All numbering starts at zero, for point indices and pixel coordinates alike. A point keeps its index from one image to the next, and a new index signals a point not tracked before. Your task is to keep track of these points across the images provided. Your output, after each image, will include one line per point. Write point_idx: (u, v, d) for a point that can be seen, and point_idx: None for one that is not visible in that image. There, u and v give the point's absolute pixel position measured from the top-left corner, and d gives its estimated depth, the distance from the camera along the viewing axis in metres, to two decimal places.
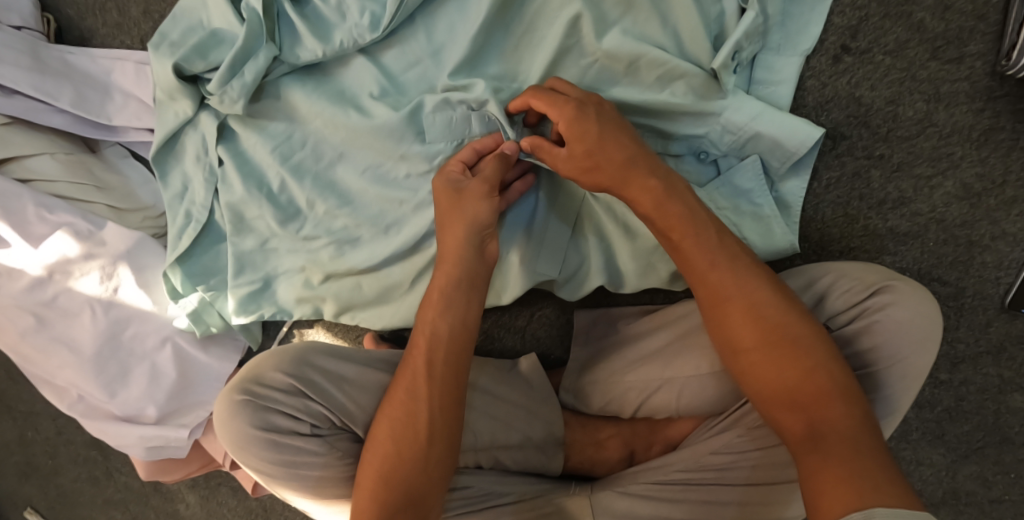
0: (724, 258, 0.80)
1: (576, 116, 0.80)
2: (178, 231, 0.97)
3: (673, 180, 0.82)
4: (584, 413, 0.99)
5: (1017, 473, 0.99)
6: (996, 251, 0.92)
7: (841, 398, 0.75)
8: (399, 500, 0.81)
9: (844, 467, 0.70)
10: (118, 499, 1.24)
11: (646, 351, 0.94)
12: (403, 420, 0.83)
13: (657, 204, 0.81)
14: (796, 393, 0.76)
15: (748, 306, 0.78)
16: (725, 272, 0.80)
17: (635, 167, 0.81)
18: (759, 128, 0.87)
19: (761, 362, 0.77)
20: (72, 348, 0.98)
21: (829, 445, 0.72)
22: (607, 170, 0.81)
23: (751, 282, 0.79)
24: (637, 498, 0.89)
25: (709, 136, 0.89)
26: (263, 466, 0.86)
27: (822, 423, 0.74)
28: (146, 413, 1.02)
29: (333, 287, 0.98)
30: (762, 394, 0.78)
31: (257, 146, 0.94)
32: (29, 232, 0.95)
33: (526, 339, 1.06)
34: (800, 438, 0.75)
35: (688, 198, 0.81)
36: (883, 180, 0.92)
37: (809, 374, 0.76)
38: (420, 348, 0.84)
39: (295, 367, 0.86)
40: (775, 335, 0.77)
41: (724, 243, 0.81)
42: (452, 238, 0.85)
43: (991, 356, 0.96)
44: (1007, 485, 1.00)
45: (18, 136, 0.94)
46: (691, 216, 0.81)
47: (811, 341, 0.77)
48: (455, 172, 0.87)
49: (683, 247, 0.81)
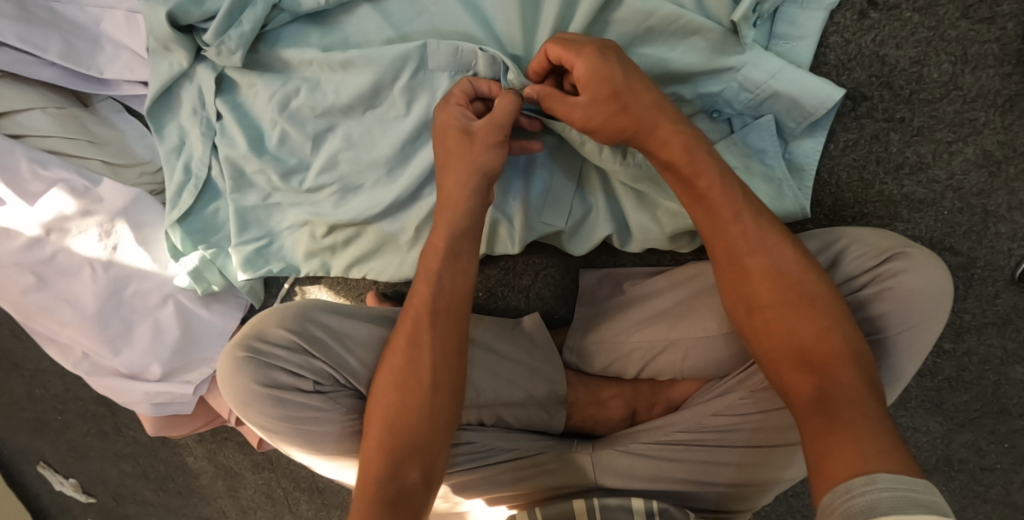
0: (747, 210, 0.80)
1: (597, 61, 0.77)
2: (177, 188, 0.95)
3: (696, 134, 0.81)
4: (587, 374, 0.98)
5: (1010, 443, 1.04)
6: (1012, 222, 0.91)
7: (853, 362, 0.75)
8: (401, 448, 0.82)
9: (849, 430, 0.70)
10: (129, 453, 1.26)
11: (654, 310, 0.92)
12: (406, 365, 0.84)
13: (686, 149, 0.79)
14: (807, 353, 0.76)
15: (765, 265, 0.79)
16: (749, 225, 0.79)
17: (663, 111, 0.80)
18: (778, 87, 0.84)
19: (777, 319, 0.78)
20: (75, 306, 0.96)
21: (834, 408, 0.72)
22: (631, 114, 0.79)
23: (771, 239, 0.79)
24: (638, 457, 0.90)
25: (724, 93, 0.86)
26: (268, 422, 0.86)
27: (831, 385, 0.74)
28: (151, 370, 1.00)
29: (338, 237, 0.97)
30: (773, 352, 0.78)
31: (257, 96, 0.91)
32: (24, 190, 0.92)
33: (531, 298, 1.03)
34: (807, 401, 0.74)
35: (709, 150, 0.80)
36: (902, 144, 0.89)
37: (823, 333, 0.76)
38: (422, 296, 0.85)
39: (298, 323, 0.86)
40: (793, 294, 0.78)
41: (747, 200, 0.80)
42: (448, 177, 0.84)
43: (996, 327, 0.97)
44: (999, 455, 1.06)
45: (9, 91, 0.91)
46: (715, 166, 0.80)
47: (828, 301, 0.78)
48: (459, 104, 0.84)
49: (708, 196, 0.80)
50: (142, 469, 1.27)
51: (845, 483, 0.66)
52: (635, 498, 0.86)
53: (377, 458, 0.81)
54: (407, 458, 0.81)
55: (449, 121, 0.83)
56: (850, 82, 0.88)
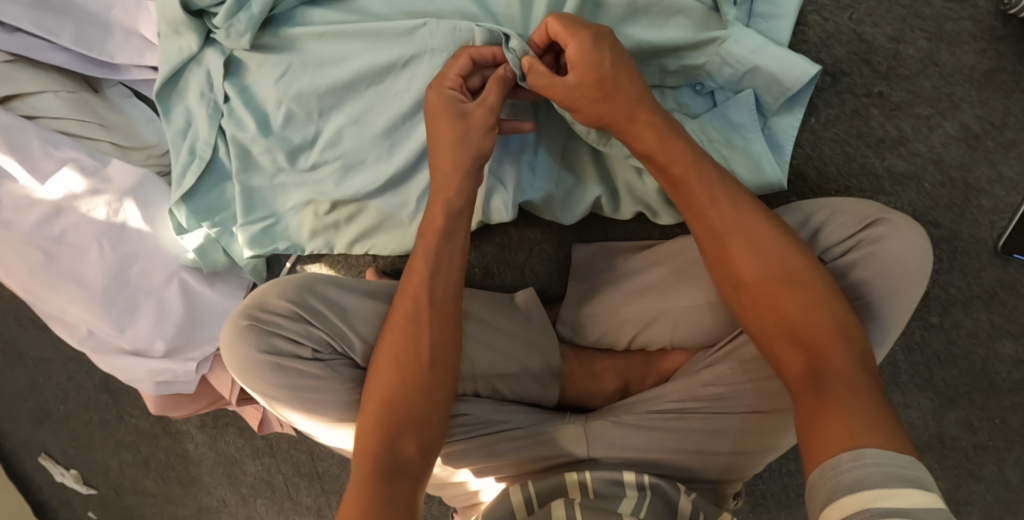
0: (724, 195, 0.83)
1: (589, 45, 0.81)
2: (183, 168, 0.98)
3: (673, 122, 0.85)
4: (580, 345, 1.00)
5: (1000, 418, 1.07)
6: (993, 195, 0.93)
7: (842, 335, 0.76)
8: (396, 422, 0.83)
9: (841, 406, 0.71)
10: (130, 441, 1.28)
11: (643, 284, 0.94)
12: (407, 340, 0.86)
13: (660, 139, 0.83)
14: (795, 328, 0.77)
15: (745, 241, 0.81)
16: (725, 208, 0.82)
17: (642, 104, 0.83)
18: (758, 62, 0.87)
19: (761, 296, 0.79)
20: (81, 283, 0.99)
21: (824, 384, 0.73)
22: (615, 101, 0.83)
23: (750, 221, 0.82)
24: (631, 428, 0.92)
25: (708, 66, 0.89)
26: (268, 389, 0.88)
27: (822, 360, 0.75)
28: (155, 347, 1.02)
29: (342, 214, 1.00)
30: (765, 327, 0.80)
31: (264, 78, 0.95)
32: (36, 168, 0.95)
33: (526, 274, 1.05)
34: (799, 376, 0.76)
35: (687, 139, 0.84)
36: (883, 118, 0.91)
37: (809, 308, 0.78)
38: (419, 274, 0.87)
39: (298, 293, 0.89)
40: (774, 272, 0.79)
41: (722, 182, 0.83)
42: (444, 159, 0.86)
43: (983, 301, 0.99)
44: (990, 432, 1.08)
45: (22, 74, 0.95)
46: (690, 155, 0.83)
47: (809, 276, 0.79)
48: (451, 88, 0.86)
49: (685, 183, 0.83)
50: (142, 458, 1.29)
51: (833, 459, 0.67)
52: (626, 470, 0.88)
53: (372, 433, 0.83)
54: (403, 430, 0.83)
55: (441, 103, 0.86)
56: (830, 59, 0.91)
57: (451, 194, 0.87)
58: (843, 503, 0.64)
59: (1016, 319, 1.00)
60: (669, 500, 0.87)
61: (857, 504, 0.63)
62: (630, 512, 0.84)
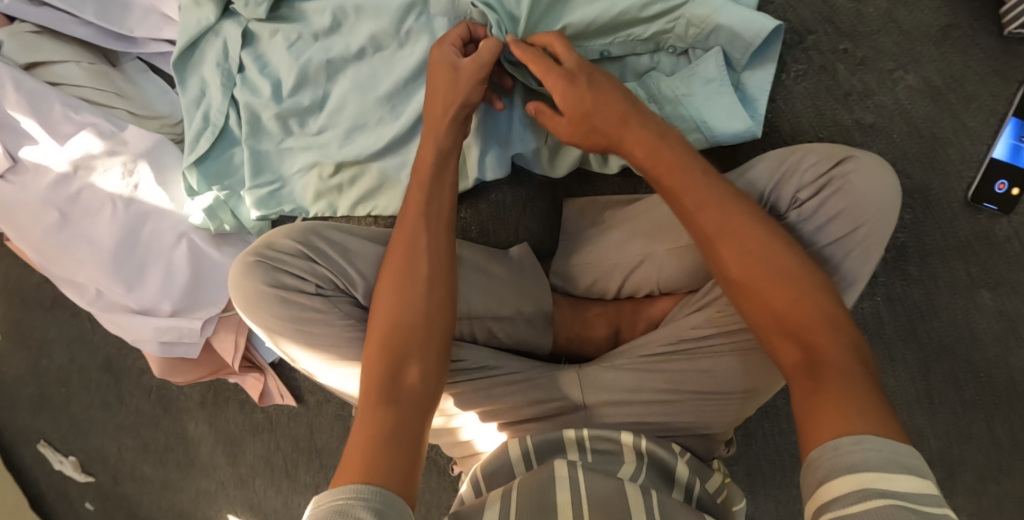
0: (714, 196, 0.81)
1: (568, 90, 0.88)
2: (196, 134, 1.03)
3: (663, 131, 0.85)
4: (573, 295, 1.05)
5: (985, 373, 1.09)
6: (960, 146, 0.99)
7: (832, 326, 0.74)
8: (395, 353, 0.85)
9: (839, 395, 0.69)
10: (129, 424, 1.29)
11: (631, 233, 0.98)
12: (405, 274, 0.89)
13: (648, 151, 0.85)
14: (787, 321, 0.76)
15: (737, 246, 0.79)
16: (714, 210, 0.80)
17: (631, 120, 0.86)
18: (719, 21, 0.93)
19: (751, 292, 0.78)
20: (93, 243, 1.04)
21: (820, 370, 0.72)
22: (602, 129, 0.87)
23: (733, 214, 0.80)
24: (623, 371, 0.96)
25: (675, 30, 0.96)
26: (274, 322, 0.93)
27: (817, 349, 0.73)
28: (161, 306, 1.07)
29: (345, 177, 1.05)
30: (760, 323, 0.77)
31: (276, 48, 1.01)
32: (56, 131, 1.01)
33: (519, 231, 1.09)
34: (795, 366, 0.74)
35: (677, 145, 0.85)
36: (849, 73, 0.97)
37: (800, 298, 0.76)
38: (414, 203, 0.92)
39: (303, 235, 0.93)
40: (761, 266, 0.78)
41: (709, 181, 0.82)
42: (438, 109, 0.92)
43: (958, 252, 1.03)
44: (976, 387, 1.09)
45: (48, 44, 1.01)
46: (679, 161, 0.83)
47: (795, 270, 0.77)
48: (452, 45, 0.93)
49: (673, 186, 0.83)
50: (141, 441, 1.29)
51: (835, 440, 0.67)
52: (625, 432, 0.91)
53: (372, 366, 0.84)
54: (403, 353, 0.85)
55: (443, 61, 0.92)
56: (797, 18, 0.98)
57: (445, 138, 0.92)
58: (840, 482, 0.64)
59: (991, 270, 1.04)
60: (665, 468, 0.90)
61: (854, 485, 0.64)
62: (631, 475, 0.86)
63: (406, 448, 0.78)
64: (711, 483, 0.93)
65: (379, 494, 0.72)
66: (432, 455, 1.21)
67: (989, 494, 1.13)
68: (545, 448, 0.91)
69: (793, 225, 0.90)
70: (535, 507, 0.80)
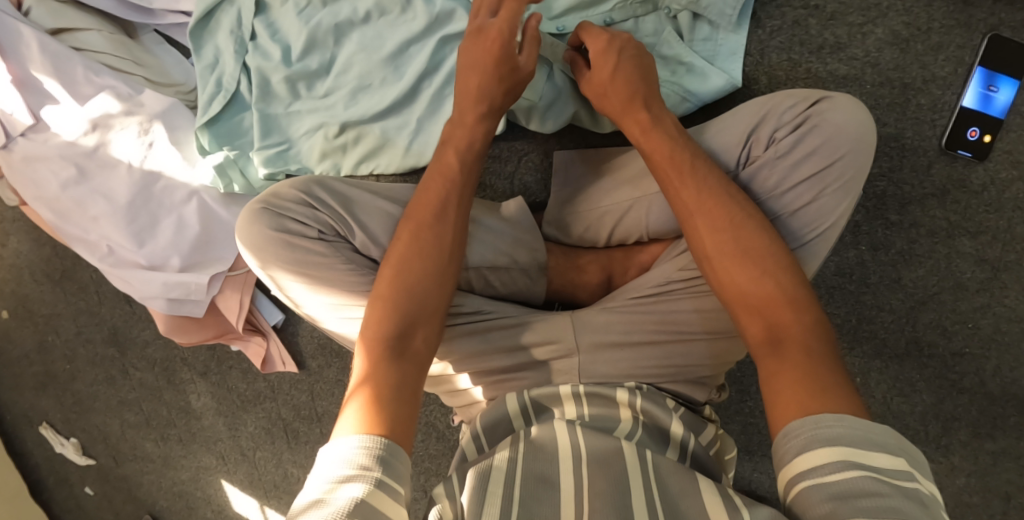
0: (711, 191, 0.89)
1: (599, 55, 0.95)
2: (209, 98, 1.08)
3: (662, 118, 0.93)
4: (565, 243, 1.07)
5: (972, 322, 1.11)
6: (930, 93, 1.05)
7: (792, 304, 0.83)
8: (407, 309, 0.88)
9: (798, 371, 0.78)
10: (133, 399, 1.31)
11: (618, 181, 1.02)
12: (427, 234, 0.92)
13: (645, 132, 0.93)
14: (752, 298, 0.85)
15: (724, 235, 0.87)
16: (706, 200, 0.89)
17: (637, 102, 0.94)
18: None
19: (725, 267, 0.86)
20: (108, 197, 1.09)
21: (784, 350, 0.80)
22: (610, 99, 0.95)
23: (711, 200, 0.89)
24: (613, 314, 0.99)
25: None
26: (277, 266, 0.93)
27: (778, 326, 0.82)
28: (170, 262, 1.11)
29: (350, 138, 1.08)
30: (734, 301, 0.86)
31: (286, 15, 1.06)
32: (77, 92, 1.07)
33: (515, 184, 1.13)
34: (760, 342, 0.82)
35: (673, 132, 0.93)
36: (820, 27, 1.04)
37: (767, 284, 0.84)
38: (444, 174, 0.95)
39: (307, 184, 0.94)
40: (733, 245, 0.87)
41: (699, 175, 0.90)
42: (469, 71, 0.95)
43: (937, 199, 1.08)
44: (966, 337, 1.12)
45: (73, 13, 1.07)
46: (673, 151, 0.91)
47: (765, 251, 0.86)
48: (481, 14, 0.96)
49: (664, 172, 0.91)
50: (144, 417, 1.32)
51: (814, 417, 0.74)
52: (620, 390, 0.94)
53: (384, 319, 0.87)
54: (414, 320, 0.88)
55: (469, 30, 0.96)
56: None
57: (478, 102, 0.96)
58: (821, 453, 0.71)
59: (971, 217, 1.08)
60: (660, 426, 0.92)
61: (833, 456, 0.71)
62: (627, 434, 0.89)
63: (409, 402, 0.82)
64: (703, 436, 0.96)
65: (383, 444, 0.76)
66: (431, 418, 1.23)
67: (986, 451, 1.16)
68: (542, 401, 0.95)
69: (771, 162, 0.93)
70: (539, 468, 0.83)
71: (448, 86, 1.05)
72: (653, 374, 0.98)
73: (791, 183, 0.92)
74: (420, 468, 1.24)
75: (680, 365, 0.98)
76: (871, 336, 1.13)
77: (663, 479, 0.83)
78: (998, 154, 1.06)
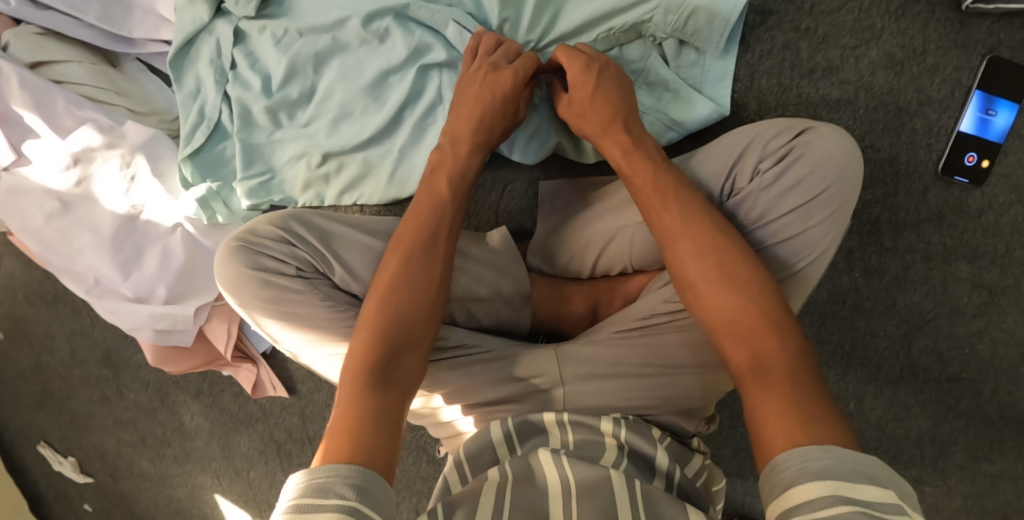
0: (695, 216, 0.84)
1: (581, 71, 0.93)
2: (191, 128, 1.06)
3: (643, 139, 0.91)
4: (550, 274, 1.05)
5: (969, 348, 1.08)
6: (925, 116, 1.02)
7: (778, 330, 0.77)
8: (395, 340, 0.84)
9: (783, 403, 0.72)
10: (128, 418, 1.32)
11: (602, 212, 0.99)
12: (419, 266, 0.87)
13: (625, 153, 0.90)
14: (735, 324, 0.79)
15: (710, 261, 0.81)
16: (693, 225, 0.84)
17: (617, 120, 0.92)
18: (695, 4, 0.94)
19: (706, 292, 0.81)
20: (93, 229, 1.09)
21: (771, 378, 0.75)
22: (591, 119, 0.93)
23: (696, 225, 0.84)
24: (599, 346, 0.96)
25: (653, 19, 0.96)
26: (256, 304, 0.90)
27: (763, 354, 0.76)
28: (156, 293, 1.12)
29: (334, 167, 1.07)
30: (716, 327, 0.80)
31: (266, 44, 1.03)
32: (59, 125, 1.06)
33: (499, 213, 1.12)
34: (744, 369, 0.77)
35: (653, 153, 0.89)
36: (811, 50, 1.01)
37: (745, 307, 0.79)
38: (426, 200, 0.91)
39: (284, 220, 0.91)
40: (718, 271, 0.81)
41: (681, 194, 0.85)
42: (471, 100, 0.94)
43: (933, 223, 1.05)
44: (963, 363, 1.09)
45: (52, 44, 1.06)
46: (655, 174, 0.87)
47: (750, 277, 0.80)
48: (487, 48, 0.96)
49: (649, 197, 0.86)
50: (139, 436, 1.33)
51: (801, 447, 0.69)
52: (604, 418, 0.89)
53: (371, 349, 0.83)
54: (398, 351, 0.84)
55: (475, 62, 0.95)
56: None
57: (476, 134, 0.94)
58: (810, 487, 0.66)
59: (968, 242, 1.05)
60: (646, 459, 0.88)
61: (823, 489, 0.65)
62: (612, 464, 0.85)
63: (390, 435, 0.78)
64: (690, 466, 0.92)
65: (361, 473, 0.72)
66: (421, 443, 1.23)
67: (982, 473, 1.12)
68: (525, 429, 0.90)
69: (755, 195, 0.89)
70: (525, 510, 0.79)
71: (430, 115, 1.03)
72: (639, 408, 0.94)
73: (775, 215, 0.88)
74: (411, 490, 1.25)
75: (667, 401, 0.94)
76: (865, 362, 1.11)
77: (656, 505, 0.79)
78: (996, 180, 1.03)
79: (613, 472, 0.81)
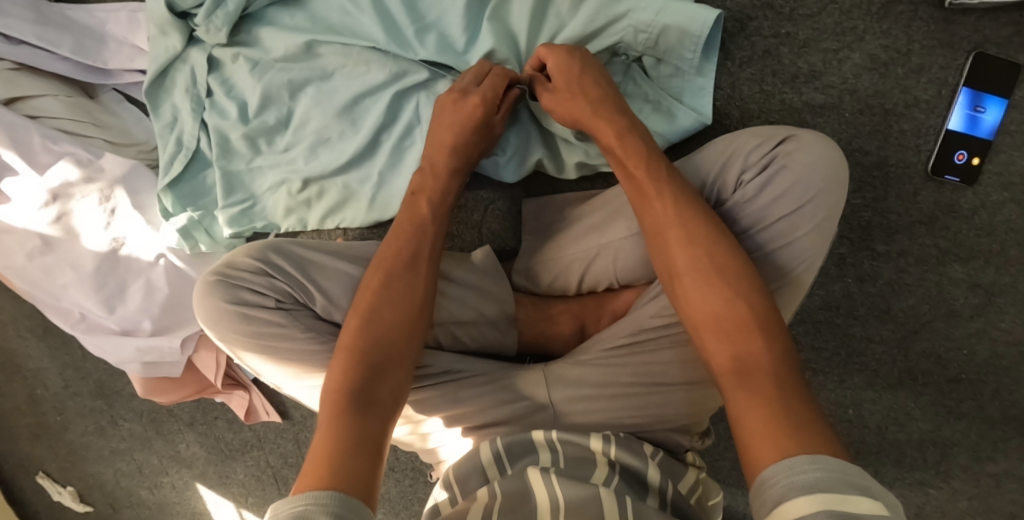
0: (679, 219, 0.82)
1: (565, 58, 0.91)
2: (169, 158, 1.05)
3: (638, 124, 0.89)
4: (536, 293, 1.04)
5: (968, 349, 1.05)
6: (913, 118, 1.00)
7: (762, 329, 0.76)
8: (375, 359, 0.83)
9: (768, 409, 0.71)
10: (124, 448, 1.32)
11: (586, 228, 0.98)
12: (401, 289, 0.86)
13: (620, 133, 0.88)
14: (721, 321, 0.77)
15: (697, 266, 0.80)
16: (678, 229, 0.82)
17: (606, 104, 0.89)
18: (665, 21, 0.92)
19: (692, 287, 0.80)
20: (75, 265, 1.09)
21: (755, 380, 0.73)
22: (577, 100, 0.90)
23: (680, 217, 0.82)
24: (588, 367, 0.94)
25: (624, 40, 0.94)
26: (238, 339, 0.89)
27: (745, 355, 0.75)
28: (142, 326, 1.12)
29: (314, 192, 1.05)
30: (700, 321, 0.79)
31: (241, 71, 1.02)
32: (35, 161, 1.05)
33: (483, 233, 1.11)
34: (727, 370, 0.75)
35: (647, 138, 0.88)
36: (793, 56, 1.00)
37: (730, 302, 0.77)
38: (410, 225, 0.90)
39: (261, 251, 0.89)
40: (706, 264, 0.80)
41: (670, 191, 0.83)
42: (445, 127, 0.93)
43: (925, 225, 1.03)
44: (962, 364, 1.06)
45: (26, 80, 1.04)
46: (646, 158, 0.86)
47: (736, 270, 0.79)
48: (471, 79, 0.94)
49: (641, 198, 0.85)
50: (136, 465, 1.32)
51: (788, 460, 0.66)
52: (593, 436, 0.87)
53: (354, 370, 0.81)
54: (381, 372, 0.82)
55: (449, 89, 0.94)
56: (735, 5, 1.00)
57: (456, 160, 0.93)
58: (800, 501, 0.63)
59: (961, 242, 1.03)
60: (638, 476, 0.86)
61: (812, 504, 0.62)
62: (604, 481, 0.82)
63: (371, 458, 0.75)
64: (683, 482, 0.90)
65: (340, 500, 0.68)
66: (416, 464, 1.23)
67: (987, 473, 1.09)
68: (515, 449, 0.88)
69: (739, 207, 0.87)
70: None
71: (408, 137, 1.02)
72: (633, 425, 0.92)
73: (764, 224, 0.85)
74: (409, 511, 1.25)
75: (660, 418, 0.92)
76: (862, 368, 1.10)
77: None
78: (987, 178, 1.01)
79: (602, 490, 0.79)
